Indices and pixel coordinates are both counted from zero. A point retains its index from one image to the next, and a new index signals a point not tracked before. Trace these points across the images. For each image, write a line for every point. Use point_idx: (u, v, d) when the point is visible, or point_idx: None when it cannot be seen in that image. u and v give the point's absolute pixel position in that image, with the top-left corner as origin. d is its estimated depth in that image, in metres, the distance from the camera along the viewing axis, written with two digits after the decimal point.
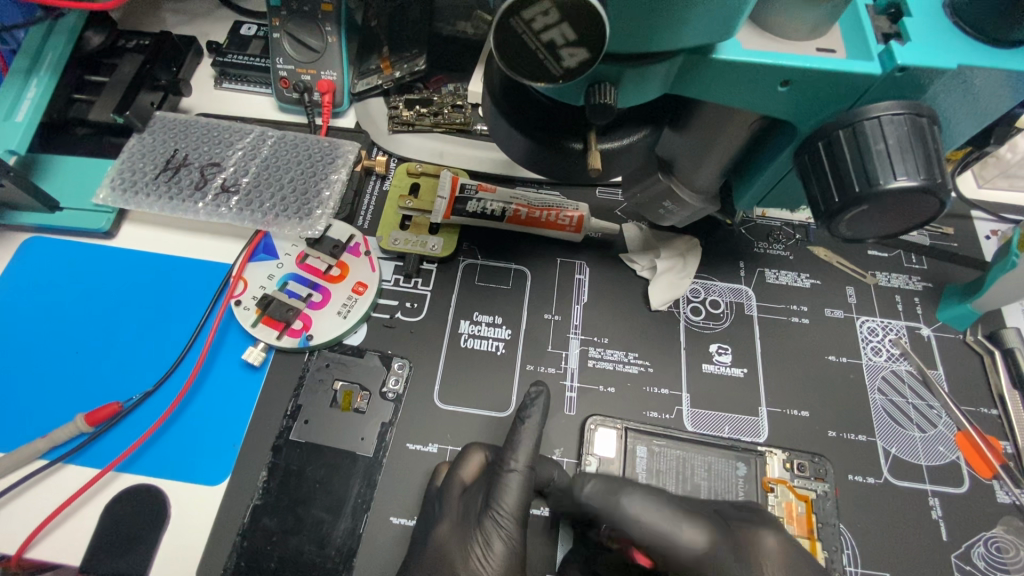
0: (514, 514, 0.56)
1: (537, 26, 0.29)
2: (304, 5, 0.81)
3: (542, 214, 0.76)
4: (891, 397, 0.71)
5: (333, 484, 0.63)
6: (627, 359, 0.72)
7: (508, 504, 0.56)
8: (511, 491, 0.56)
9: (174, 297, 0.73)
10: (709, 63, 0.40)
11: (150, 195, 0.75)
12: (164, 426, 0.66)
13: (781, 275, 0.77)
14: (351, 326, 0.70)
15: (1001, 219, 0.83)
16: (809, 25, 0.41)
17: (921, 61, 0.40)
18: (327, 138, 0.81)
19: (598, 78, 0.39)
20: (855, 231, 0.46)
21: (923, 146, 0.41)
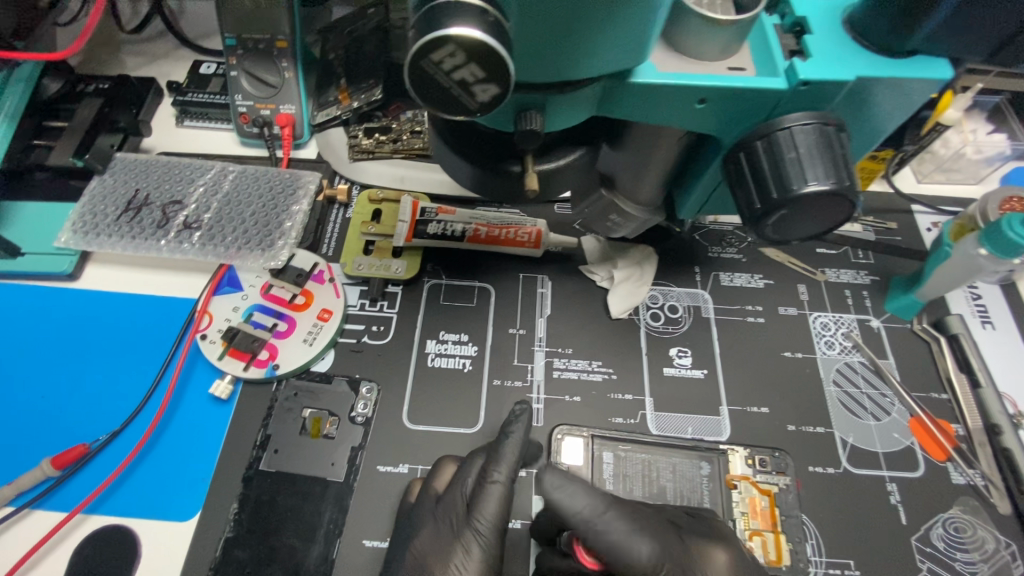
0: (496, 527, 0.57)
1: (447, 67, 0.31)
2: (258, 43, 0.83)
3: (502, 232, 0.78)
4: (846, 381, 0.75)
5: (304, 511, 0.64)
6: (591, 368, 0.74)
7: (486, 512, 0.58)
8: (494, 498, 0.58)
9: (139, 336, 0.73)
10: (628, 87, 0.43)
11: (112, 235, 0.76)
12: (132, 465, 0.66)
13: (736, 278, 0.80)
14: (317, 353, 0.71)
15: (941, 211, 0.87)
16: (719, 47, 0.44)
17: (821, 75, 0.43)
18: (287, 170, 0.82)
19: (524, 106, 0.41)
20: (781, 235, 0.48)
21: (831, 152, 0.44)
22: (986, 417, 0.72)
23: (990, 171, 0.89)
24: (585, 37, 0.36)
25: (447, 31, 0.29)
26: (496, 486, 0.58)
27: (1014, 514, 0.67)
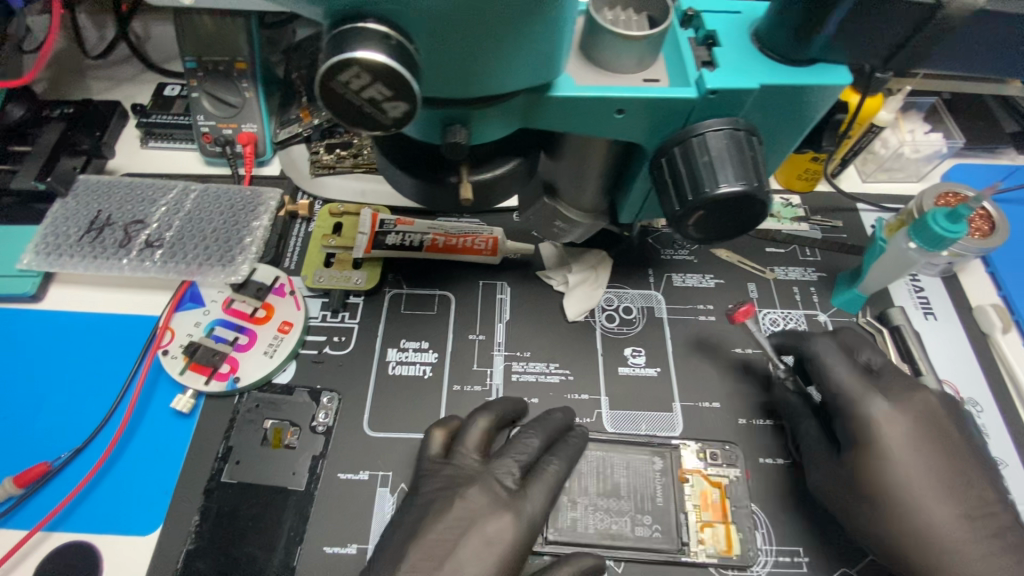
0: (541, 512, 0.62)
1: (356, 86, 0.33)
2: (219, 65, 0.85)
3: (459, 241, 0.82)
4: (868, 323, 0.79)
5: (265, 520, 0.65)
6: (548, 370, 0.76)
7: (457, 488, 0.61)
8: (552, 474, 0.64)
9: (101, 354, 0.74)
10: (549, 99, 0.46)
11: (74, 256, 0.77)
12: (94, 481, 0.67)
13: (688, 278, 0.83)
14: (278, 364, 0.73)
15: (884, 208, 0.91)
16: (634, 60, 0.47)
17: (727, 84, 0.46)
18: (249, 187, 0.84)
19: (450, 120, 0.43)
20: (703, 235, 0.51)
21: (743, 155, 0.47)
22: None
23: (930, 168, 0.93)
24: (498, 59, 0.38)
25: (353, 53, 0.31)
26: (552, 469, 0.65)
27: None
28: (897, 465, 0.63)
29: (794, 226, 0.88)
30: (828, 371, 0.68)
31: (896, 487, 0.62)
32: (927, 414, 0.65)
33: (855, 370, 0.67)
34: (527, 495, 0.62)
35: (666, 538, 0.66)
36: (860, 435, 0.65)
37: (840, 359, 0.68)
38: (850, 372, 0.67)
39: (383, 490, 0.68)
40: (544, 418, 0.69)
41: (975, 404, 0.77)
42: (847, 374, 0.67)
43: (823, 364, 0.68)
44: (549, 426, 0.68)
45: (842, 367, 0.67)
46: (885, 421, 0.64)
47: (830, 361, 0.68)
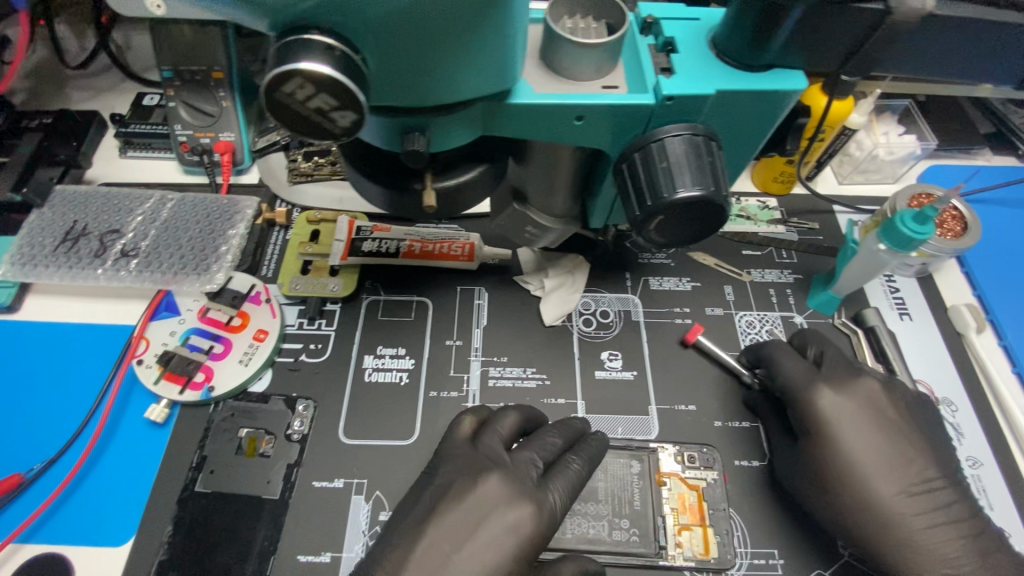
0: (563, 508, 0.63)
1: (301, 97, 0.34)
2: (195, 75, 0.84)
3: (435, 247, 0.82)
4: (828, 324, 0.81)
5: (239, 530, 0.65)
6: (525, 375, 0.76)
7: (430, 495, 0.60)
8: (574, 475, 0.65)
9: (76, 365, 0.74)
10: (507, 106, 0.46)
11: (49, 266, 0.77)
12: (67, 492, 0.66)
13: (665, 281, 0.84)
14: (253, 373, 0.73)
15: (859, 210, 0.91)
16: (592, 67, 0.47)
17: (684, 90, 0.46)
18: (226, 196, 0.84)
19: (408, 128, 0.44)
20: (665, 239, 0.52)
21: (701, 160, 0.47)
22: None
23: (906, 169, 0.93)
24: (452, 68, 0.38)
25: (296, 65, 0.32)
26: (574, 467, 0.65)
27: None
28: (844, 449, 0.67)
29: (771, 228, 0.89)
30: (778, 367, 0.72)
31: (851, 476, 0.66)
32: (871, 402, 0.69)
33: (802, 365, 0.71)
34: (550, 491, 0.63)
35: (643, 542, 0.66)
36: (825, 429, 0.68)
37: (789, 355, 0.72)
38: (797, 366, 0.71)
39: (358, 497, 0.68)
40: (558, 427, 0.68)
41: (950, 404, 0.77)
42: (795, 369, 0.71)
43: (772, 362, 0.73)
44: (568, 428, 0.69)
45: (790, 364, 0.71)
46: (833, 411, 0.68)
47: (779, 359, 0.72)
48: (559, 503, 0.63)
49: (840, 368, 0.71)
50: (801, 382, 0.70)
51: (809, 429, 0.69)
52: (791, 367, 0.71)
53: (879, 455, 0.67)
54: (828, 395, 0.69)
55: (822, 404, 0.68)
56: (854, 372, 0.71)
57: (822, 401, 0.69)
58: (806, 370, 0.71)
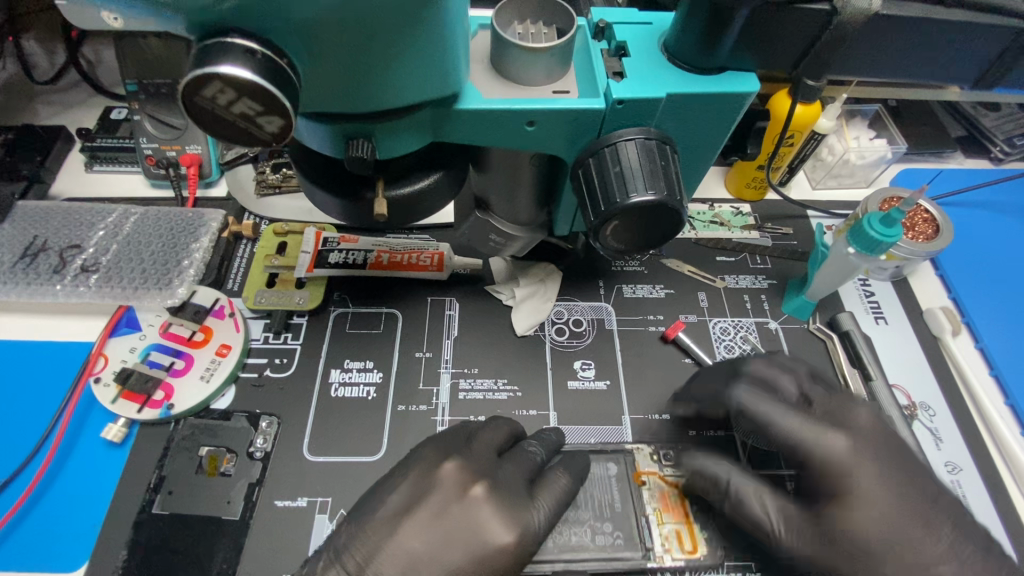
0: (547, 524, 0.61)
1: (223, 102, 0.33)
2: (160, 88, 0.84)
3: (404, 257, 0.81)
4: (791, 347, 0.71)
5: (197, 553, 0.62)
6: (496, 387, 0.75)
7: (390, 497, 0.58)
8: (559, 488, 0.62)
9: (33, 384, 0.72)
10: (454, 111, 0.45)
11: (7, 283, 0.75)
12: (18, 517, 0.64)
13: (638, 289, 0.83)
14: (215, 389, 0.71)
15: (833, 215, 0.91)
16: (542, 72, 0.47)
17: (635, 94, 0.46)
18: (192, 210, 0.83)
19: (352, 135, 0.43)
20: (624, 243, 0.51)
21: (655, 164, 0.46)
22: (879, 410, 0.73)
23: (879, 173, 0.93)
24: (389, 72, 0.38)
25: (214, 69, 0.31)
26: (561, 483, 0.63)
27: None
28: None
29: (745, 234, 0.88)
30: (766, 417, 0.62)
31: None
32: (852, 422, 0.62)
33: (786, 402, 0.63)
34: (535, 505, 0.61)
35: (629, 545, 0.64)
36: None
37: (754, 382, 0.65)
38: (788, 412, 0.61)
39: (322, 517, 0.65)
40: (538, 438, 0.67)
41: (928, 408, 0.76)
42: (783, 416, 0.61)
43: (754, 414, 0.63)
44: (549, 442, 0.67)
45: (777, 413, 0.62)
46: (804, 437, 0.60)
47: (759, 410, 0.62)
48: (544, 521, 0.60)
49: (827, 398, 0.64)
50: (790, 427, 0.61)
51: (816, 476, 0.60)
52: (780, 416, 0.61)
53: (919, 490, 0.58)
54: (830, 434, 0.60)
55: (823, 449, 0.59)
56: (843, 400, 0.63)
57: (821, 442, 0.60)
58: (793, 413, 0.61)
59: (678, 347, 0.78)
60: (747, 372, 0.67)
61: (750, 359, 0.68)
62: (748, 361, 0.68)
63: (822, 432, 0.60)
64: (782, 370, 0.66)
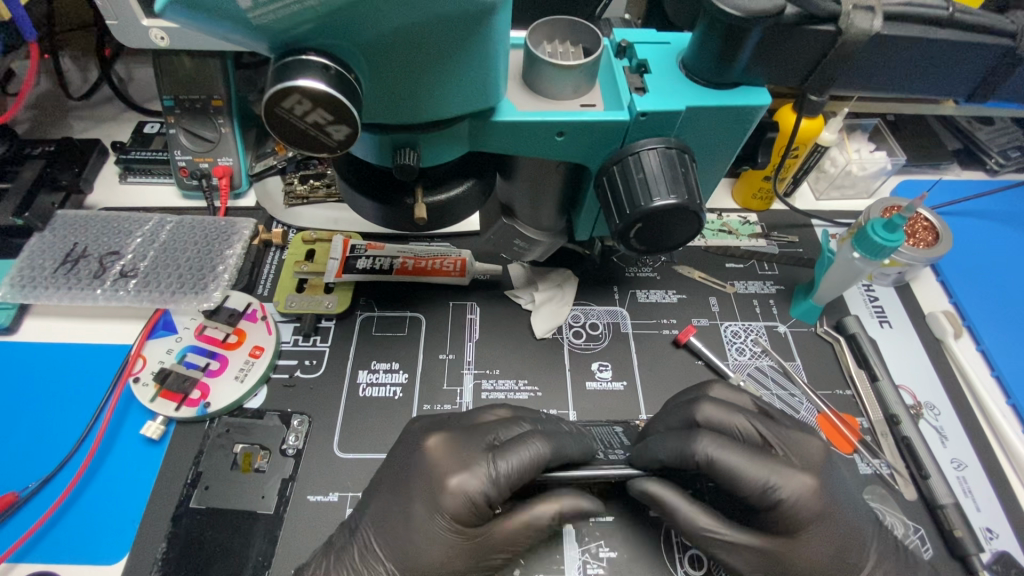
0: (506, 478, 0.57)
1: (298, 112, 0.37)
2: (196, 103, 0.88)
3: (428, 263, 0.84)
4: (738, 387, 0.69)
5: (233, 545, 0.65)
6: (517, 387, 0.78)
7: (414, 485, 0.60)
8: (529, 452, 0.58)
9: (74, 384, 0.75)
10: (491, 123, 0.49)
11: (49, 288, 0.78)
12: (61, 510, 0.66)
13: (651, 294, 0.86)
14: (248, 389, 0.74)
15: (837, 223, 0.95)
16: (571, 87, 0.51)
17: (657, 107, 0.50)
18: (224, 218, 0.87)
19: (399, 144, 0.46)
20: (647, 244, 0.54)
21: (676, 171, 0.50)
22: (886, 408, 0.77)
23: (879, 184, 0.97)
24: (439, 87, 0.41)
25: (295, 83, 0.35)
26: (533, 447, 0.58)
27: (919, 498, 0.71)
28: None
29: (752, 242, 0.92)
30: (733, 466, 0.56)
31: None
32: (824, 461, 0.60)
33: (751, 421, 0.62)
34: (497, 458, 0.58)
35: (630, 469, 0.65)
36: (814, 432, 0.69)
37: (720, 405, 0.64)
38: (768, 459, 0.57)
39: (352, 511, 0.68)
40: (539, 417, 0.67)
41: (933, 408, 0.78)
42: (750, 463, 0.56)
43: (722, 465, 0.57)
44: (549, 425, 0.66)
45: (743, 460, 0.56)
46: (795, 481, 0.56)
47: (726, 459, 0.57)
48: (503, 475, 0.57)
49: (784, 435, 0.61)
50: (759, 474, 0.56)
51: (774, 519, 0.57)
52: (743, 464, 0.56)
53: (856, 511, 0.59)
54: (802, 478, 0.56)
55: (792, 495, 0.55)
56: (799, 436, 0.61)
57: (789, 487, 0.56)
58: (757, 459, 0.57)
59: (690, 351, 0.82)
60: (701, 418, 0.63)
61: (700, 402, 0.64)
62: (699, 406, 0.64)
63: (793, 476, 0.56)
64: (735, 412, 0.63)
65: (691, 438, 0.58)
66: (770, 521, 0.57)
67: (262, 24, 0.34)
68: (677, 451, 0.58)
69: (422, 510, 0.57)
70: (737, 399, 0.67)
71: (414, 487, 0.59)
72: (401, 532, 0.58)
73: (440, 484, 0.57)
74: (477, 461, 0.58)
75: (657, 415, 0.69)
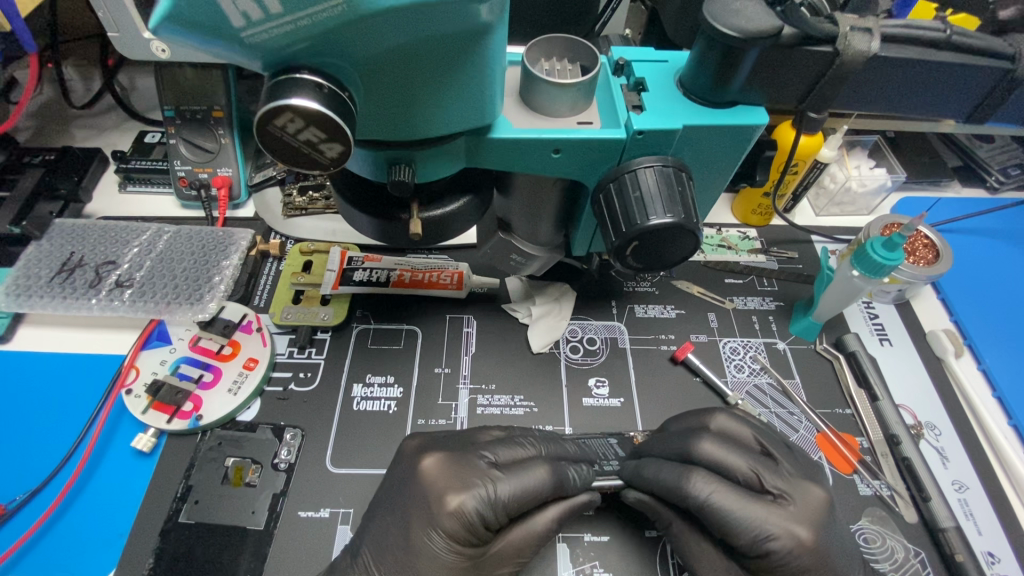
0: (504, 502, 0.57)
1: (292, 129, 0.37)
2: (196, 114, 0.89)
3: (425, 276, 0.84)
4: (739, 417, 0.66)
5: (222, 562, 0.64)
6: (513, 403, 0.77)
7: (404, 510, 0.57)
8: (531, 480, 0.59)
9: (66, 394, 0.74)
10: (487, 140, 0.49)
11: (44, 297, 0.78)
12: (49, 522, 0.66)
13: (650, 309, 0.86)
14: (242, 402, 0.73)
15: (837, 239, 0.94)
16: (568, 104, 0.51)
17: (654, 126, 0.49)
18: (222, 229, 0.87)
19: (394, 160, 0.46)
20: (642, 262, 0.54)
21: (672, 190, 0.50)
22: (886, 428, 0.76)
23: (879, 201, 0.97)
24: (433, 104, 0.41)
25: (288, 100, 0.35)
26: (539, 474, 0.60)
27: (920, 521, 0.70)
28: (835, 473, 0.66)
29: (751, 257, 0.92)
30: (725, 510, 0.56)
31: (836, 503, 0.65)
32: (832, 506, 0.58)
33: (750, 460, 0.60)
34: (496, 480, 0.58)
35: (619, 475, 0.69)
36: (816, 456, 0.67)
37: (721, 443, 0.62)
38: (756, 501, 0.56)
39: (344, 528, 0.67)
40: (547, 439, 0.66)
41: (934, 428, 0.77)
42: (743, 508, 0.55)
43: (717, 507, 0.56)
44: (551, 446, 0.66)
45: (736, 505, 0.56)
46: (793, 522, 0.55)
47: (719, 502, 0.56)
48: (501, 497, 0.57)
49: (784, 476, 0.59)
50: (751, 521, 0.55)
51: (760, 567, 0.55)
52: (735, 512, 0.55)
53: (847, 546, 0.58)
54: (795, 530, 0.54)
55: (784, 547, 0.54)
56: (799, 478, 0.59)
57: (782, 538, 0.54)
58: (751, 505, 0.56)
59: (687, 368, 0.81)
60: (698, 454, 0.62)
61: (699, 439, 0.62)
62: (698, 442, 0.62)
63: (786, 526, 0.55)
64: (735, 451, 0.61)
65: (686, 477, 0.58)
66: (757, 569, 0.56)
67: (256, 42, 0.34)
68: (671, 487, 0.59)
69: (413, 532, 0.56)
70: (737, 431, 0.65)
71: (405, 506, 0.58)
72: (393, 555, 0.57)
73: (436, 503, 0.56)
74: (473, 480, 0.58)
75: (656, 435, 0.69)
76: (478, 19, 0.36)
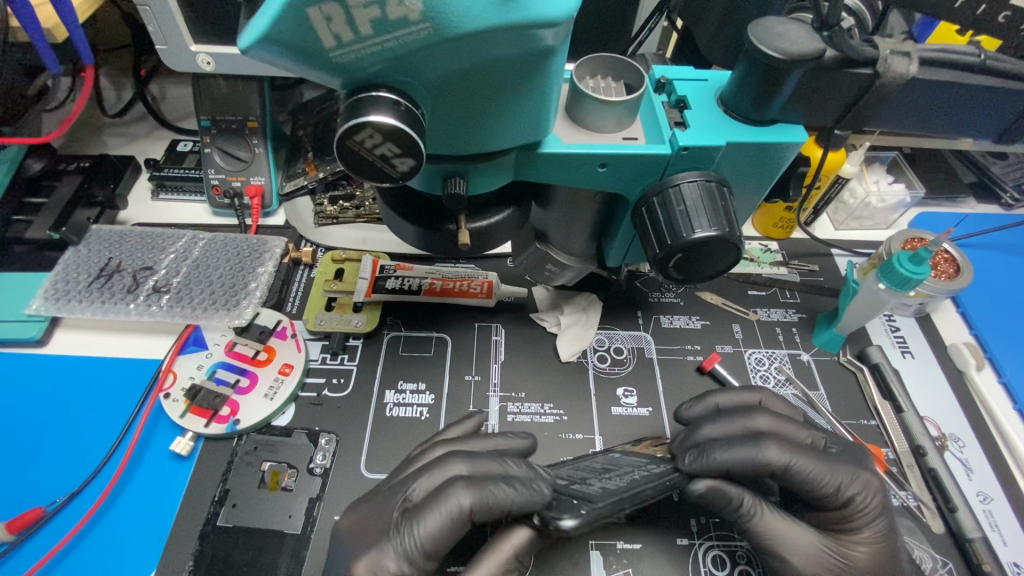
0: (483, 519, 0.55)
1: (368, 144, 0.39)
2: (232, 124, 0.91)
3: (455, 285, 0.86)
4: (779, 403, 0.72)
5: (261, 565, 0.65)
6: (543, 411, 0.78)
7: (426, 527, 0.54)
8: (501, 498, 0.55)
9: (103, 396, 0.76)
10: (538, 155, 0.51)
11: (82, 301, 0.79)
12: (89, 524, 0.66)
13: (675, 320, 0.87)
14: (278, 407, 0.74)
15: (857, 253, 0.96)
16: (614, 121, 0.52)
17: (698, 142, 0.51)
18: (255, 236, 0.89)
19: (450, 173, 0.48)
20: (684, 273, 0.55)
21: (714, 204, 0.52)
22: (912, 440, 0.77)
23: (898, 216, 0.99)
24: (497, 120, 0.43)
25: (367, 118, 0.37)
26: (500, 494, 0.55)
27: (947, 532, 0.71)
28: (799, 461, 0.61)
29: (774, 270, 0.93)
30: (805, 469, 0.60)
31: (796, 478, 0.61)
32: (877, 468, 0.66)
33: (808, 428, 0.66)
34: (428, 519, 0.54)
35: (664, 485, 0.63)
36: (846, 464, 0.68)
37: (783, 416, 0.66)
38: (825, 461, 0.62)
39: None
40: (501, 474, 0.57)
41: (958, 440, 0.78)
42: (820, 468, 0.61)
43: (797, 468, 0.60)
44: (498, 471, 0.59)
45: (816, 465, 0.61)
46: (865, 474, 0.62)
47: (798, 463, 0.60)
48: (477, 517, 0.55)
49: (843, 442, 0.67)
50: (833, 476, 0.61)
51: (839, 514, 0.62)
52: (816, 470, 0.60)
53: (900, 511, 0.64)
54: (868, 480, 0.61)
55: (860, 489, 0.61)
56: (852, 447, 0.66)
57: (857, 484, 0.61)
58: (826, 463, 0.61)
59: (714, 378, 0.82)
60: (760, 427, 0.66)
61: (757, 413, 0.67)
62: (756, 416, 0.66)
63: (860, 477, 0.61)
64: (789, 424, 0.66)
65: (760, 447, 0.61)
66: (835, 517, 0.62)
67: (343, 62, 0.36)
68: (749, 458, 0.60)
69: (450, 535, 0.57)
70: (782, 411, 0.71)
71: None
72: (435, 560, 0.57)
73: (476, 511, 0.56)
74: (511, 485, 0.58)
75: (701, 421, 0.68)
76: (542, 43, 0.37)
